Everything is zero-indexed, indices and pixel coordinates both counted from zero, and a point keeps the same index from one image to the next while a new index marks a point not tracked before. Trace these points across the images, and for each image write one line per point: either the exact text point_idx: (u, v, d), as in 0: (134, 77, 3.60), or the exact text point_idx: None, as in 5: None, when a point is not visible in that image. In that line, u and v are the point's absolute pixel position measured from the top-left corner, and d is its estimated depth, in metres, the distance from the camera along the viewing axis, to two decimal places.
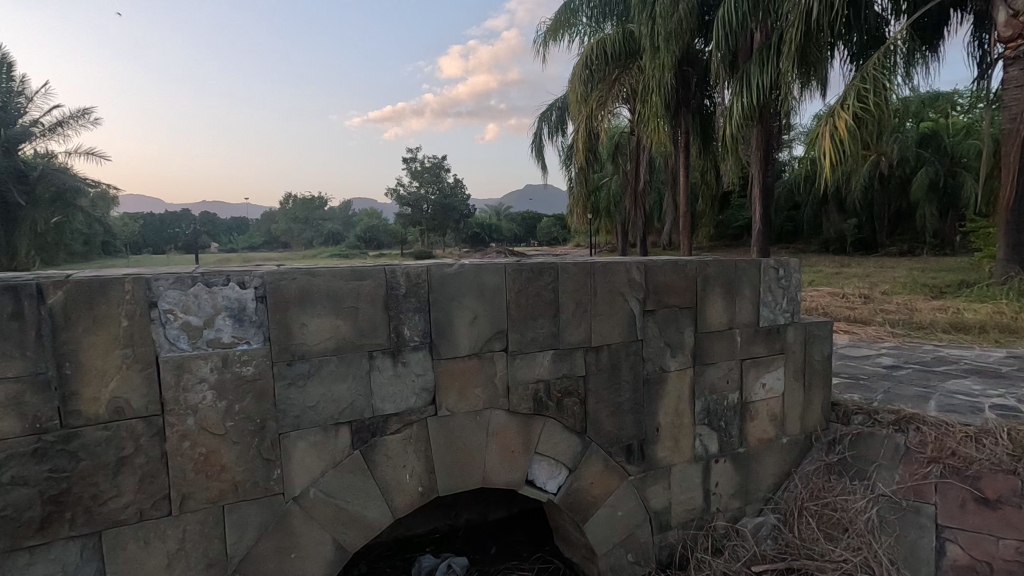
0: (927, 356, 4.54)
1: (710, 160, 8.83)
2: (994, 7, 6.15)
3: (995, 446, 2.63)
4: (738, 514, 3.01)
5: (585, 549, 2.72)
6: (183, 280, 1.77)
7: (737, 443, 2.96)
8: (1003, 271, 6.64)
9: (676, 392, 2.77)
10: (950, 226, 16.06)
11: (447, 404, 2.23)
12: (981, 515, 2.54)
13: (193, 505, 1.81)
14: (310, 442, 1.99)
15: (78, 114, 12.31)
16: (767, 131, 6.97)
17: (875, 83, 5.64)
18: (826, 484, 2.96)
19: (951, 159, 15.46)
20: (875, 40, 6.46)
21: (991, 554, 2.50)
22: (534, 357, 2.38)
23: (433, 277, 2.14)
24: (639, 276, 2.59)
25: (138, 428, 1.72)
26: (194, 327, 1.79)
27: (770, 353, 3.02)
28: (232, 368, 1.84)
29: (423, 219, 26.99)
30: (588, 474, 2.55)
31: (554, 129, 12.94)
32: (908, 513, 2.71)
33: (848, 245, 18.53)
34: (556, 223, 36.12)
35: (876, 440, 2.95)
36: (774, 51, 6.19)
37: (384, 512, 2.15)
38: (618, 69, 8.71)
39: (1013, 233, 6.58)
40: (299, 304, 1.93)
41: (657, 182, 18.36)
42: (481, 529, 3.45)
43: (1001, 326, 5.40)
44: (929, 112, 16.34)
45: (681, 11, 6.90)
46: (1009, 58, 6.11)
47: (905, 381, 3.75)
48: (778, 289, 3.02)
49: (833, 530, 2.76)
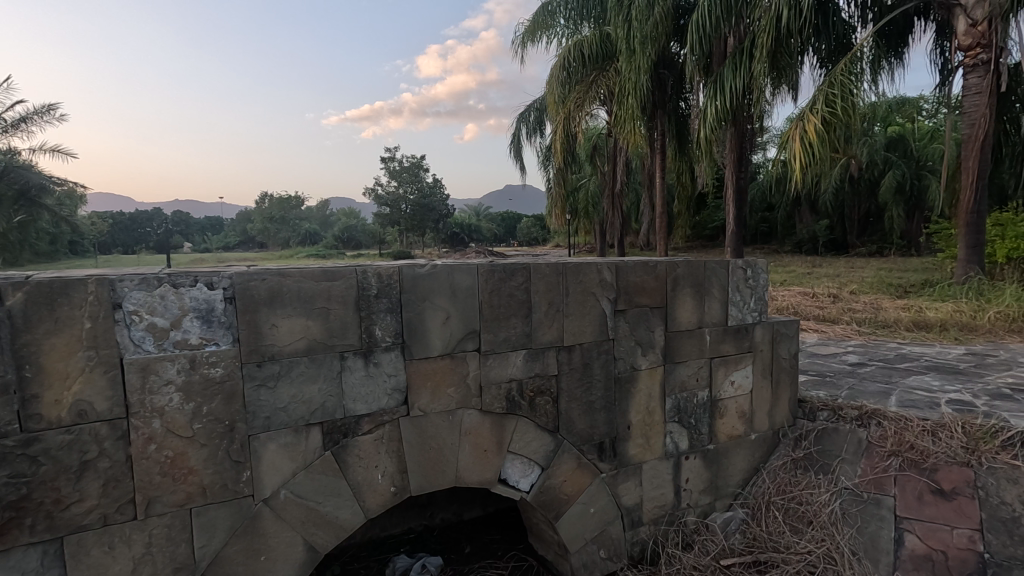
0: (891, 354, 4.67)
1: (686, 161, 8.96)
2: (954, 16, 6.38)
3: (951, 440, 2.76)
4: (708, 509, 3.08)
5: (558, 547, 2.75)
6: (148, 281, 1.75)
7: (706, 441, 3.03)
8: (964, 271, 6.84)
9: (647, 389, 2.82)
10: (916, 227, 16.69)
11: (419, 403, 2.24)
12: (936, 506, 2.60)
13: (159, 509, 1.79)
14: (280, 443, 1.98)
15: (43, 110, 12.01)
16: (741, 132, 7.09)
17: (844, 88, 5.79)
18: (793, 479, 3.05)
19: (917, 163, 15.99)
20: (844, 47, 6.65)
21: (946, 544, 2.50)
22: (507, 357, 2.40)
23: (405, 278, 2.15)
24: (610, 276, 2.63)
25: (102, 431, 1.69)
26: (160, 329, 1.77)
27: (738, 351, 3.09)
28: (200, 370, 1.82)
29: (402, 219, 26.81)
30: (560, 473, 2.58)
31: (533, 130, 13.00)
32: (869, 505, 2.75)
33: (819, 245, 18.96)
34: (535, 223, 36.13)
35: (840, 435, 3.07)
36: (747, 55, 6.32)
37: (356, 513, 2.15)
38: (595, 70, 8.78)
39: (974, 234, 6.80)
40: (268, 305, 1.92)
41: (634, 183, 18.57)
42: (456, 528, 3.47)
43: (960, 324, 5.61)
44: (897, 117, 16.87)
45: (657, 14, 6.99)
46: (967, 66, 6.34)
47: (868, 378, 3.88)
48: (746, 289, 3.09)
49: (799, 523, 2.84)
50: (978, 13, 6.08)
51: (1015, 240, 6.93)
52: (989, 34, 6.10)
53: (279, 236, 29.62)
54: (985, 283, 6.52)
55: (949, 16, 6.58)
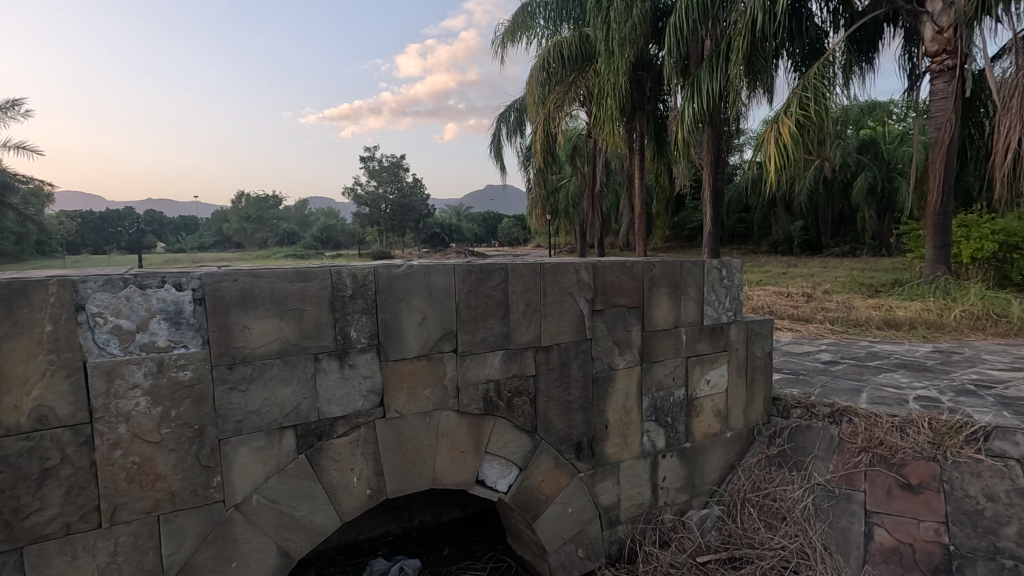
0: (861, 352, 4.78)
1: (665, 162, 9.05)
2: (921, 23, 6.56)
3: (918, 435, 2.83)
4: (685, 506, 3.11)
5: (536, 547, 2.75)
6: (113, 282, 1.70)
7: (683, 439, 3.06)
8: (931, 271, 7.01)
9: (624, 389, 2.83)
10: (887, 228, 17.15)
11: (395, 405, 2.22)
12: (904, 500, 2.67)
13: (125, 516, 1.74)
14: (252, 447, 1.95)
15: (8, 106, 11.63)
16: (717, 134, 7.18)
17: (817, 91, 5.91)
18: (767, 476, 3.10)
19: (888, 165, 16.43)
20: (817, 51, 6.81)
21: (913, 536, 2.55)
22: (484, 357, 2.39)
23: (381, 278, 2.13)
24: (588, 277, 2.64)
25: (64, 437, 1.64)
26: (125, 331, 1.72)
27: (714, 351, 3.13)
28: (167, 373, 1.78)
29: (381, 219, 26.57)
30: (538, 473, 2.58)
31: (513, 130, 13.00)
32: (841, 500, 2.81)
33: (795, 246, 19.31)
34: (516, 224, 36.26)
35: (813, 432, 3.13)
36: (724, 58, 6.39)
37: (331, 517, 2.12)
38: (575, 71, 8.82)
39: (940, 235, 6.97)
40: (240, 306, 1.88)
41: (613, 184, 18.75)
42: (435, 530, 3.44)
43: (929, 322, 5.77)
44: (868, 120, 17.32)
45: (635, 16, 7.05)
46: (934, 71, 6.53)
47: (840, 375, 3.96)
48: (721, 289, 3.13)
49: (773, 519, 2.88)
50: (944, 19, 6.28)
51: (979, 241, 7.15)
52: (954, 41, 6.29)
53: (256, 236, 29.13)
54: (952, 282, 6.70)
55: (917, 23, 6.77)
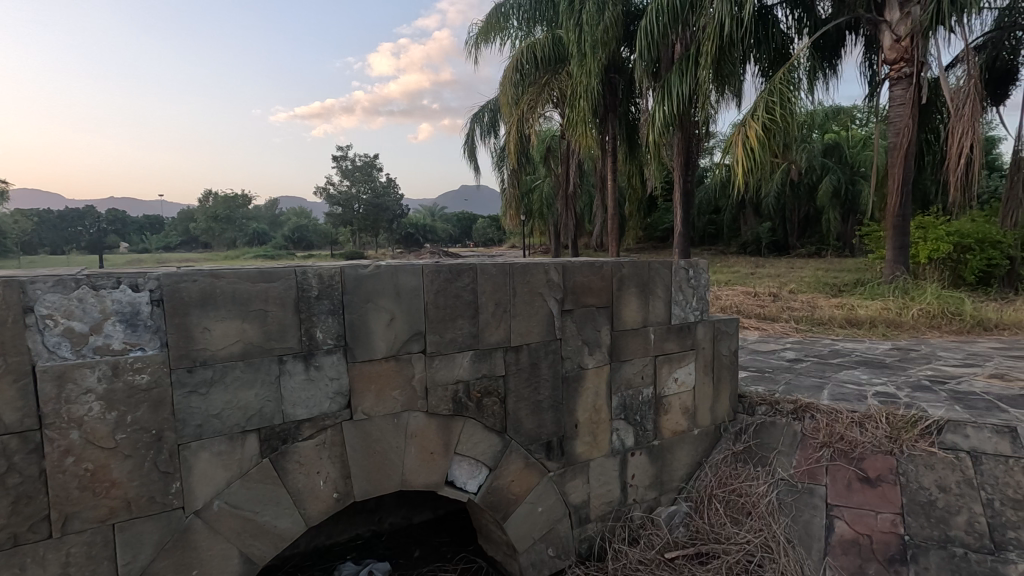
0: (824, 350, 4.92)
1: (637, 165, 9.17)
2: (880, 32, 6.80)
3: (876, 430, 2.94)
4: (653, 504, 3.16)
5: (506, 547, 2.75)
6: (64, 282, 1.63)
7: (651, 436, 3.10)
8: (891, 271, 7.25)
9: (594, 389, 2.86)
10: (850, 229, 17.70)
11: (363, 407, 2.19)
12: (863, 493, 2.74)
13: (77, 525, 1.68)
14: (213, 452, 1.90)
15: None
16: (687, 137, 7.29)
17: (782, 95, 6.06)
18: (733, 471, 3.16)
19: (851, 168, 16.99)
20: (783, 57, 6.98)
21: (871, 528, 2.61)
22: (453, 357, 2.38)
23: (347, 279, 2.10)
24: (557, 277, 2.65)
25: (11, 445, 1.57)
26: (78, 333, 1.66)
27: (681, 349, 3.18)
28: (123, 377, 1.72)
29: (354, 219, 26.24)
30: (508, 473, 2.58)
31: (486, 131, 13.01)
32: (803, 494, 2.86)
33: (762, 247, 19.79)
34: (491, 224, 36.35)
35: (777, 428, 3.22)
36: (693, 62, 6.48)
37: (296, 521, 2.08)
38: (548, 73, 8.87)
39: (899, 236, 7.22)
40: (200, 307, 1.83)
41: (587, 185, 18.93)
42: (406, 532, 3.41)
43: (888, 321, 5.97)
44: (833, 125, 17.89)
45: (607, 19, 7.14)
46: (893, 78, 6.78)
47: (803, 373, 4.07)
48: (688, 289, 3.18)
49: (739, 514, 2.94)
50: (902, 28, 6.53)
51: (935, 242, 7.43)
52: (911, 50, 6.54)
53: (225, 237, 28.47)
54: (910, 282, 6.94)
55: (877, 32, 7.01)
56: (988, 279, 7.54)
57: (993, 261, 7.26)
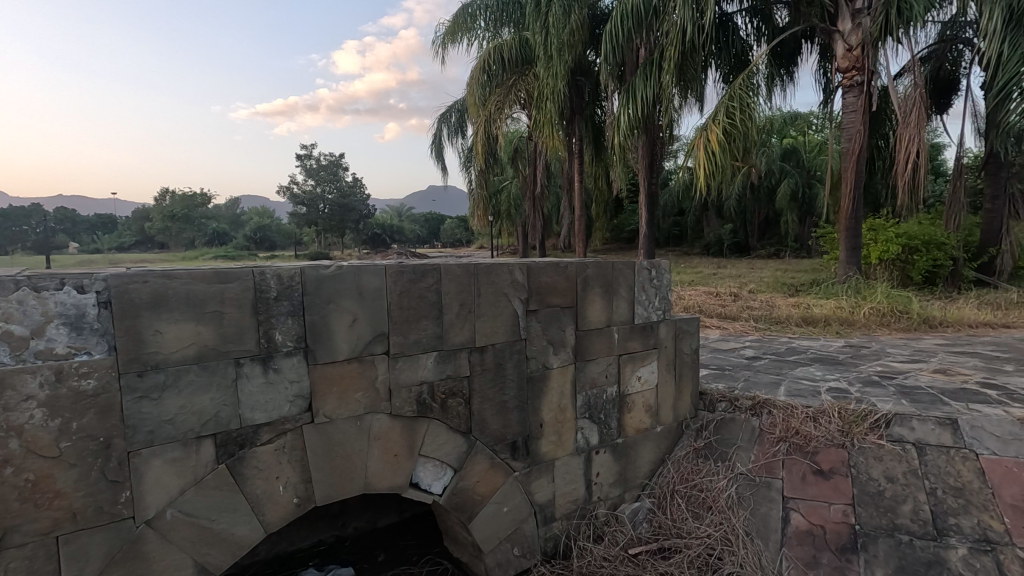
0: (781, 347, 5.07)
1: (603, 166, 9.28)
2: (833, 41, 7.03)
3: (829, 424, 3.05)
4: (618, 501, 3.20)
5: (472, 548, 2.74)
6: (3, 284, 1.55)
7: (615, 434, 3.14)
8: (845, 271, 7.54)
9: (558, 388, 2.88)
10: (807, 231, 18.29)
11: (324, 409, 2.15)
12: (817, 486, 2.84)
13: (18, 539, 1.60)
14: (166, 459, 1.83)
15: None
16: (651, 140, 7.43)
17: (741, 101, 6.23)
18: (695, 467, 3.23)
19: (808, 172, 17.59)
20: (743, 63, 7.18)
21: (825, 519, 2.70)
22: (417, 358, 2.37)
23: (308, 279, 2.06)
24: (522, 277, 2.66)
25: None
26: (17, 337, 1.58)
27: (644, 348, 3.24)
28: (68, 383, 1.65)
29: (318, 219, 25.72)
30: (472, 474, 2.58)
31: (454, 131, 12.95)
32: (761, 488, 2.95)
33: (725, 248, 20.28)
34: (459, 225, 36.19)
35: (736, 424, 3.31)
36: (656, 66, 6.59)
37: (255, 528, 2.03)
38: (515, 74, 8.89)
39: (851, 238, 7.51)
40: (151, 309, 1.76)
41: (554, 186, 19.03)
42: (370, 537, 3.37)
43: (841, 318, 6.20)
44: (791, 130, 18.47)
45: (573, 23, 7.21)
46: (846, 86, 7.02)
47: (762, 370, 4.19)
48: (651, 289, 3.24)
49: (700, 509, 3.01)
50: (853, 38, 6.74)
51: (885, 243, 7.77)
52: (862, 59, 6.79)
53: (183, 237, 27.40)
54: (862, 282, 7.22)
55: (831, 41, 7.26)
56: (933, 279, 7.96)
57: (938, 261, 7.66)
